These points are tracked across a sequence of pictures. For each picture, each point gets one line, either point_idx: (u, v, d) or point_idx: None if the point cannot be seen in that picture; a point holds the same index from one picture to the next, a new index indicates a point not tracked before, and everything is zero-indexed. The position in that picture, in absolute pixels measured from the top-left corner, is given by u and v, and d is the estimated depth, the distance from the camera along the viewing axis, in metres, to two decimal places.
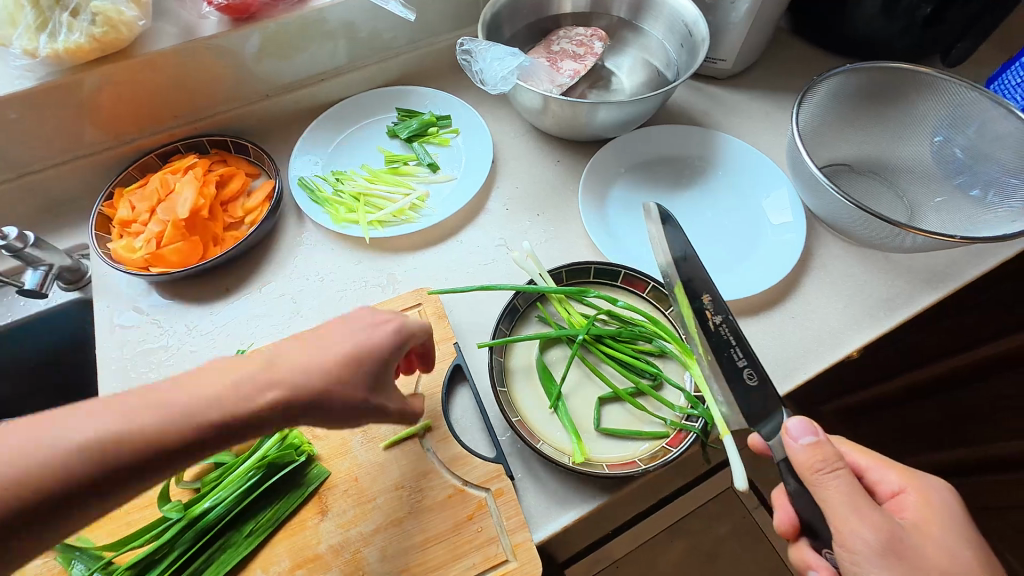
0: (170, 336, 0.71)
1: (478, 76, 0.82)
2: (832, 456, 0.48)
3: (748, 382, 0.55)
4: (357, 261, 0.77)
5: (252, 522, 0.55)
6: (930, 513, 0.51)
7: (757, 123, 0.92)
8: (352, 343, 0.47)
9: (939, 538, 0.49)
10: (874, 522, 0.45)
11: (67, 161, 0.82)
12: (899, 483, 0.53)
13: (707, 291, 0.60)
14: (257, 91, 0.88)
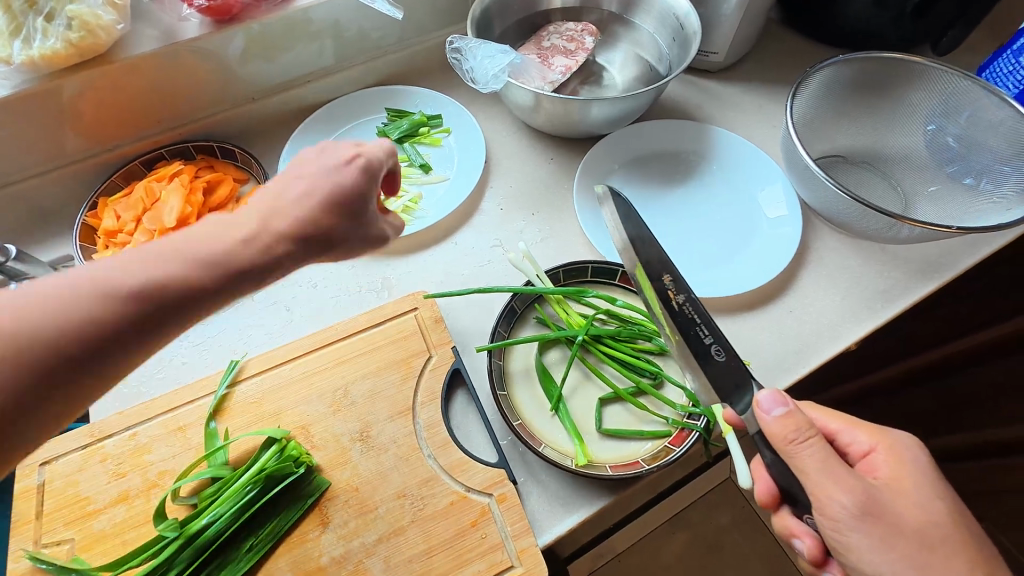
0: (161, 348, 0.70)
1: (469, 74, 0.80)
2: (804, 424, 0.48)
3: (716, 358, 0.54)
4: (351, 265, 0.75)
5: (253, 537, 0.54)
6: (901, 469, 0.51)
7: (751, 115, 0.91)
8: (327, 191, 0.48)
9: (913, 494, 0.50)
10: (848, 485, 0.46)
11: (49, 171, 0.80)
12: (869, 443, 0.53)
13: (666, 270, 0.58)
14: (243, 93, 0.86)
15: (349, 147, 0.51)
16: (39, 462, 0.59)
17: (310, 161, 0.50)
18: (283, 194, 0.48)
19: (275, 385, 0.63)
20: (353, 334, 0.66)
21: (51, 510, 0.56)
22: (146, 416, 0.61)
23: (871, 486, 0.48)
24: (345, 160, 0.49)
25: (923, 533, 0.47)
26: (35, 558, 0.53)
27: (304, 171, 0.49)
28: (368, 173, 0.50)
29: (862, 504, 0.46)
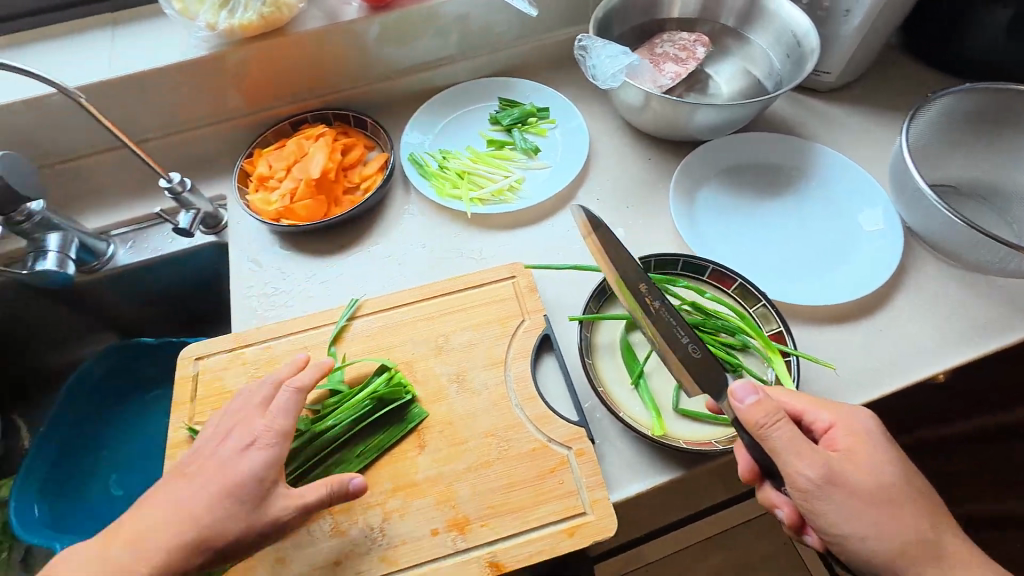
0: (292, 281, 0.81)
1: (590, 70, 0.84)
2: (773, 409, 0.52)
3: (694, 355, 0.60)
4: (457, 232, 0.84)
5: (362, 446, 0.62)
6: (859, 441, 0.54)
7: (856, 136, 0.92)
8: (223, 479, 0.52)
9: (867, 463, 0.52)
10: (812, 460, 0.50)
11: (216, 122, 0.94)
12: (828, 417, 0.56)
13: (642, 279, 0.64)
14: (378, 73, 0.97)
15: (253, 427, 0.56)
16: (196, 356, 0.71)
17: (206, 459, 0.55)
18: (170, 503, 0.52)
19: (387, 325, 0.72)
20: (456, 291, 0.74)
21: (202, 396, 0.68)
22: (282, 334, 0.72)
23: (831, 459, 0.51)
24: (245, 444, 0.54)
25: (882, 498, 0.51)
26: (192, 430, 0.65)
27: (200, 464, 0.54)
28: (269, 448, 0.54)
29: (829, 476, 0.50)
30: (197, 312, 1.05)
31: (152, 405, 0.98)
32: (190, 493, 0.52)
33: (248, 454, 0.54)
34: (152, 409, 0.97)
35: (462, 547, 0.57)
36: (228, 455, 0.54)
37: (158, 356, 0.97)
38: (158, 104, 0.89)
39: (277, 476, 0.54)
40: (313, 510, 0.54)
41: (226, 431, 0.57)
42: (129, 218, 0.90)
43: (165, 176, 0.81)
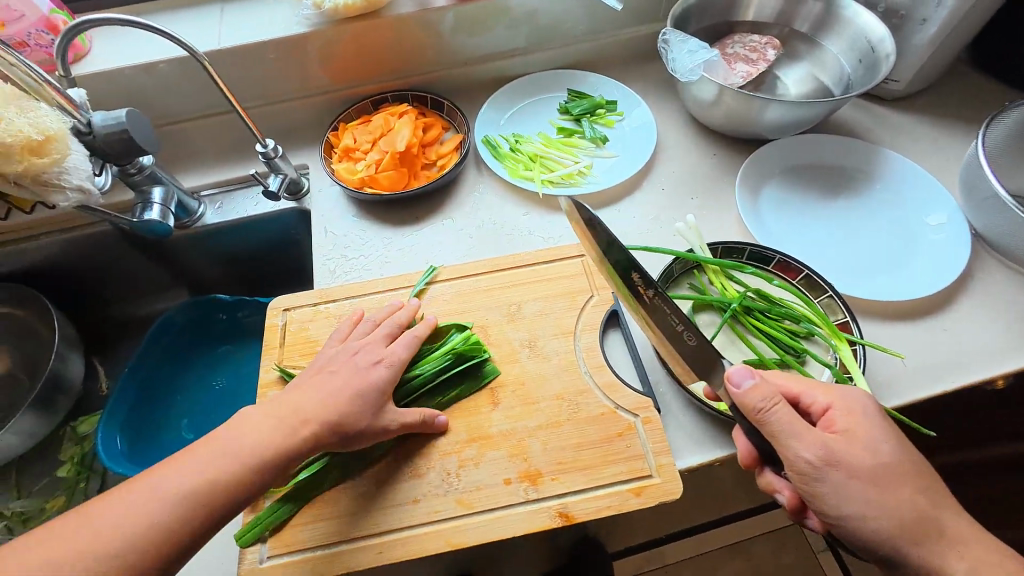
0: (370, 247, 0.86)
1: (669, 64, 0.88)
2: (770, 393, 0.54)
3: (689, 341, 0.63)
4: (527, 212, 0.88)
5: (441, 397, 0.67)
6: (857, 421, 0.55)
7: (923, 144, 0.93)
8: (354, 385, 0.60)
9: (866, 442, 0.53)
10: (811, 442, 0.52)
11: (304, 96, 1.00)
12: (827, 401, 0.57)
13: (635, 268, 0.65)
14: (457, 59, 1.02)
15: (379, 351, 0.65)
16: (284, 307, 0.76)
17: (341, 363, 0.63)
18: (310, 395, 0.59)
19: (464, 291, 0.76)
20: (528, 264, 0.78)
21: (290, 343, 0.73)
22: (365, 293, 0.77)
23: (830, 439, 0.53)
24: (376, 361, 0.63)
25: (882, 477, 0.52)
26: (283, 371, 0.70)
27: (338, 365, 0.62)
28: (392, 368, 0.63)
29: (827, 456, 0.51)
30: (265, 275, 1.11)
31: (234, 356, 1.06)
32: (324, 394, 0.59)
33: (377, 369, 0.63)
34: (234, 360, 1.06)
35: (533, 498, 0.60)
36: (360, 366, 0.62)
37: (233, 312, 1.06)
38: (257, 76, 0.95)
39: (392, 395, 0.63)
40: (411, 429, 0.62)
41: (354, 347, 0.65)
42: (218, 179, 0.98)
43: (261, 141, 0.86)
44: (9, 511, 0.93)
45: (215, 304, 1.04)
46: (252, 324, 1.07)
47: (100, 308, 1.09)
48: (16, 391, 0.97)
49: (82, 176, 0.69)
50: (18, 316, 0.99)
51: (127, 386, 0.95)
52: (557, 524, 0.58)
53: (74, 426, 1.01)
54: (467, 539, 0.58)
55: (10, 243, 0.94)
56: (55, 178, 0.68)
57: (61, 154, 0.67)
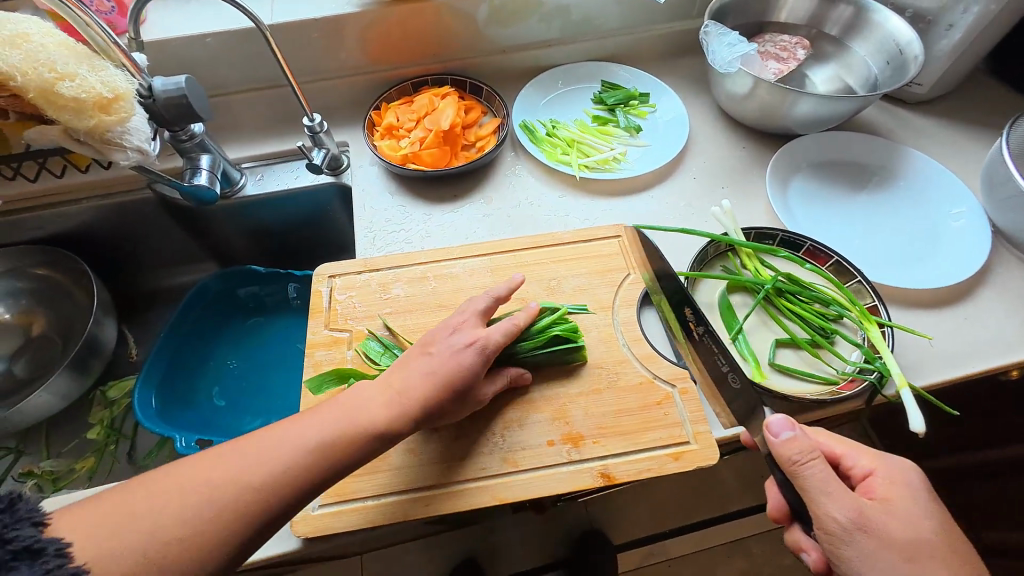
0: (410, 221, 0.88)
1: (708, 56, 0.92)
2: (808, 448, 0.55)
3: (732, 384, 0.66)
4: (562, 194, 0.91)
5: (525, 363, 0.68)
6: (897, 491, 0.56)
7: (944, 146, 0.96)
8: (449, 370, 0.58)
9: (903, 513, 0.55)
10: (846, 503, 0.53)
11: (346, 76, 1.03)
12: (869, 467, 0.59)
13: (688, 304, 0.71)
14: (496, 47, 1.05)
15: (476, 331, 0.62)
16: (330, 274, 0.78)
17: (438, 345, 0.61)
18: (410, 373, 0.58)
19: (505, 264, 0.79)
20: (565, 242, 0.81)
21: (336, 307, 0.75)
22: (409, 263, 0.79)
23: (865, 505, 0.54)
24: (467, 343, 0.60)
25: (916, 551, 0.52)
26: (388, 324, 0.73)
27: (437, 348, 0.60)
28: (483, 355, 0.60)
29: (859, 521, 0.53)
30: (293, 252, 1.12)
31: (263, 328, 1.08)
32: (419, 376, 0.57)
33: (470, 352, 0.60)
34: (263, 333, 1.08)
35: (576, 458, 0.62)
36: (455, 348, 0.60)
37: (256, 289, 1.08)
38: (302, 53, 0.98)
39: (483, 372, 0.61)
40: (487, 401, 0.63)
41: (455, 325, 0.63)
42: (259, 152, 1.00)
43: (308, 114, 0.87)
44: (40, 469, 0.92)
45: (249, 275, 1.06)
46: (275, 302, 1.09)
47: (132, 276, 1.11)
48: (48, 353, 0.98)
49: (142, 138, 0.72)
50: (54, 279, 1.01)
51: (159, 358, 0.96)
52: (600, 483, 0.61)
53: (105, 391, 1.01)
54: (513, 495, 0.60)
55: (50, 206, 0.96)
56: (117, 138, 0.70)
57: (127, 113, 0.69)
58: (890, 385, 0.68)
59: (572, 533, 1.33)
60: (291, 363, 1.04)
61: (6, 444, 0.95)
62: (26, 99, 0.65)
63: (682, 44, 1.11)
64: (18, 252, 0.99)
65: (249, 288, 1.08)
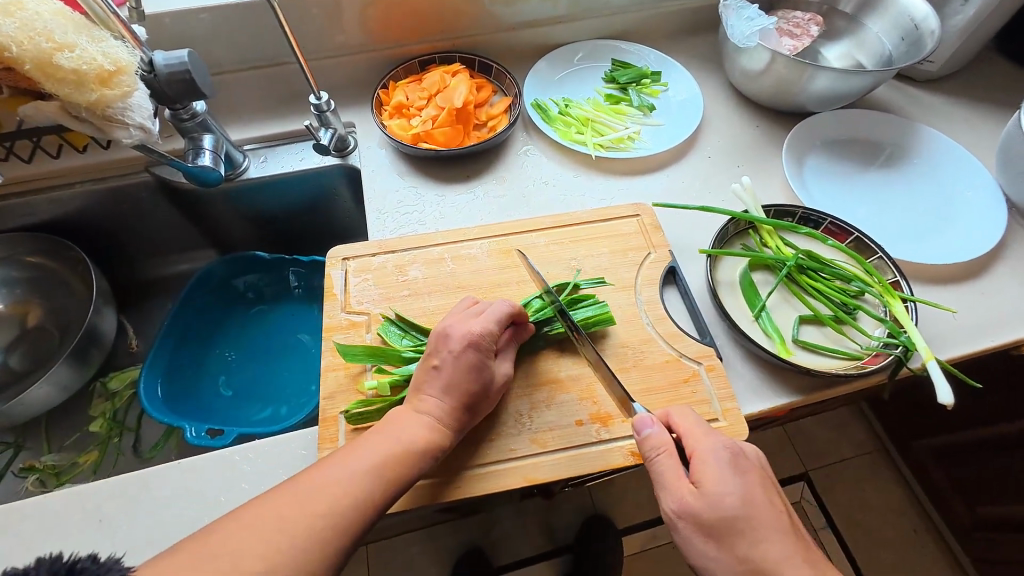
0: (423, 202, 0.86)
1: (726, 31, 0.91)
2: (657, 443, 0.55)
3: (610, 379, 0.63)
4: (578, 174, 0.89)
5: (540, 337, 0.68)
6: (718, 476, 0.51)
7: (956, 123, 0.96)
8: (459, 370, 0.59)
9: (715, 501, 0.50)
10: (669, 494, 0.52)
11: (351, 54, 0.99)
12: (699, 450, 0.54)
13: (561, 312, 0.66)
14: (506, 24, 1.02)
15: (468, 326, 0.61)
16: (343, 257, 0.76)
17: (441, 355, 0.60)
18: (451, 362, 0.59)
19: (524, 245, 0.77)
20: (584, 222, 0.79)
21: (354, 291, 0.73)
22: (425, 245, 0.77)
23: (688, 492, 0.51)
24: (463, 343, 0.60)
25: (730, 535, 0.49)
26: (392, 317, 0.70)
27: (440, 359, 0.59)
28: (479, 351, 0.60)
29: (681, 510, 0.51)
30: (295, 236, 1.09)
31: (264, 319, 1.05)
32: (438, 395, 0.58)
33: (466, 353, 0.59)
34: (265, 324, 1.05)
35: (606, 438, 0.62)
36: (455, 351, 0.59)
37: (254, 278, 1.05)
38: (306, 29, 0.94)
39: (487, 370, 0.60)
40: (509, 385, 0.62)
41: (445, 328, 0.61)
42: (262, 134, 0.97)
43: (315, 92, 0.84)
44: (40, 464, 0.89)
45: (253, 262, 1.03)
46: (273, 292, 1.06)
47: (129, 264, 1.07)
48: (46, 344, 0.95)
49: (145, 116, 0.68)
50: (49, 267, 0.97)
51: (161, 351, 0.93)
52: (631, 462, 0.61)
53: (105, 383, 0.97)
54: (543, 475, 0.59)
55: (41, 190, 0.92)
56: (119, 114, 0.66)
57: (129, 88, 0.65)
58: (915, 359, 0.69)
59: (576, 520, 1.33)
60: (292, 352, 1.01)
61: (4, 439, 0.92)
62: (21, 72, 0.62)
63: (693, 23, 1.09)
64: (11, 239, 0.94)
65: (247, 277, 1.05)
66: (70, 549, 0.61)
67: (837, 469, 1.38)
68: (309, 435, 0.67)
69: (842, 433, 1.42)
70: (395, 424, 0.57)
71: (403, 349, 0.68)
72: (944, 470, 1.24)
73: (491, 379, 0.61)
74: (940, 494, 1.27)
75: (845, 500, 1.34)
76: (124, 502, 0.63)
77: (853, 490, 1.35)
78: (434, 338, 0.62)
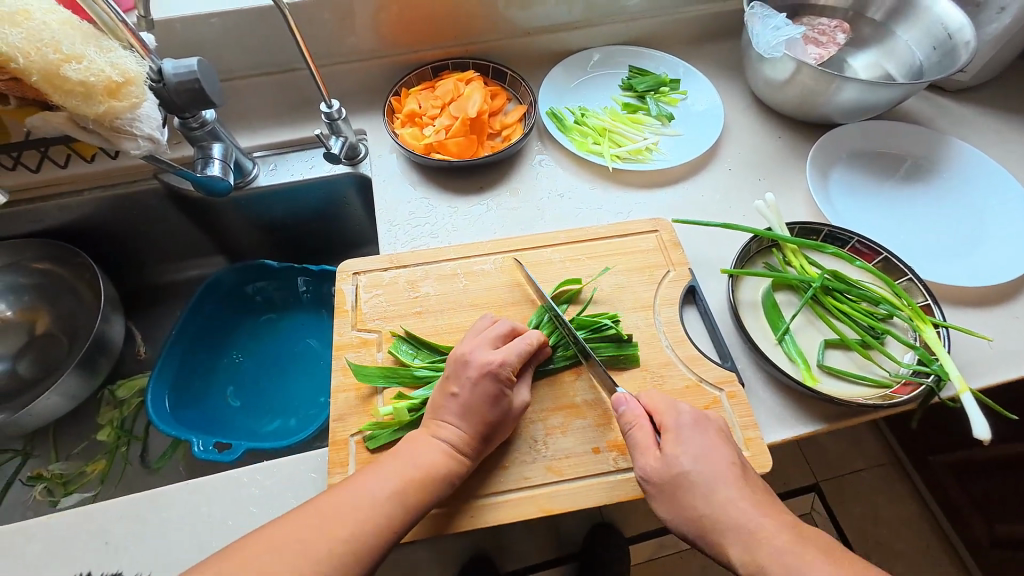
0: (435, 214, 0.84)
1: (750, 39, 0.88)
2: (631, 416, 0.57)
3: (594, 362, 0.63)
4: (594, 186, 0.87)
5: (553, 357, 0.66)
6: (680, 443, 0.54)
7: (988, 136, 0.93)
8: (477, 400, 0.57)
9: (677, 463, 0.53)
10: (640, 459, 0.55)
11: (362, 60, 0.97)
12: (666, 421, 0.56)
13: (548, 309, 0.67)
14: (521, 29, 1.00)
15: (487, 354, 0.59)
16: (353, 272, 0.74)
17: (460, 382, 0.58)
18: (471, 391, 0.57)
19: (539, 261, 0.75)
20: (601, 237, 0.77)
21: (364, 308, 0.72)
22: (437, 259, 0.75)
23: (652, 458, 0.54)
24: (480, 371, 0.58)
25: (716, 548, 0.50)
26: (405, 333, 0.68)
27: (459, 386, 0.58)
28: (498, 381, 0.58)
29: (647, 474, 0.54)
30: (303, 243, 1.07)
31: (273, 327, 1.04)
32: (453, 422, 0.56)
33: (484, 382, 0.57)
34: (273, 332, 1.03)
35: (624, 467, 0.60)
36: (472, 379, 0.58)
37: (265, 284, 1.04)
38: (317, 35, 0.92)
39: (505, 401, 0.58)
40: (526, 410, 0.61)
41: (464, 354, 0.59)
42: (272, 141, 0.95)
43: (327, 100, 0.82)
44: (49, 472, 0.89)
45: (262, 269, 1.02)
46: (283, 298, 1.05)
47: (137, 270, 1.06)
48: (53, 352, 0.94)
49: (153, 126, 0.68)
50: (56, 274, 0.96)
51: (169, 359, 0.92)
52: None
53: (112, 391, 0.97)
54: (558, 505, 0.58)
55: (49, 197, 0.91)
56: (127, 125, 0.65)
57: (138, 99, 0.64)
58: (948, 388, 0.66)
59: (583, 528, 1.31)
60: (299, 362, 1.00)
61: (13, 446, 0.91)
62: (28, 83, 0.60)
63: (713, 28, 1.06)
64: (18, 245, 0.93)
65: (257, 283, 1.03)
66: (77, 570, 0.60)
67: (849, 481, 1.34)
68: (319, 456, 0.65)
69: (852, 443, 1.39)
70: (410, 447, 0.55)
71: (416, 367, 0.66)
72: (963, 486, 1.21)
73: (509, 410, 0.58)
74: (957, 512, 1.23)
75: (859, 515, 1.30)
76: (131, 523, 0.62)
77: (863, 503, 1.31)
78: (452, 361, 0.60)
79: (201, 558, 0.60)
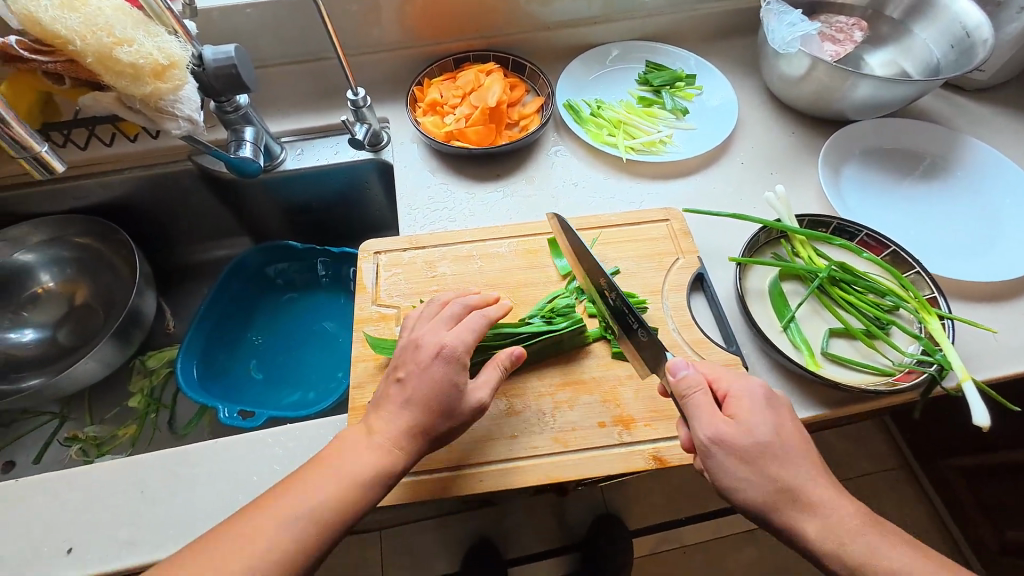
0: (452, 199, 0.87)
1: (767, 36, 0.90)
2: (697, 382, 0.56)
3: (640, 335, 0.63)
4: (608, 176, 0.89)
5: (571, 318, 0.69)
6: (750, 407, 0.54)
7: (1005, 136, 0.93)
8: (422, 387, 0.57)
9: (751, 426, 0.53)
10: (710, 421, 0.54)
11: (387, 51, 1.01)
12: (730, 388, 0.56)
13: (601, 274, 0.65)
14: (542, 23, 1.03)
15: (441, 336, 0.60)
16: (374, 251, 0.78)
17: (406, 367, 0.58)
18: (420, 375, 0.57)
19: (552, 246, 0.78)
20: (613, 224, 0.80)
21: (383, 284, 0.75)
22: (454, 242, 0.78)
23: (722, 420, 0.53)
24: (432, 354, 0.58)
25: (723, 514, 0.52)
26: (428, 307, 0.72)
27: (404, 371, 0.58)
28: (449, 363, 0.58)
29: (717, 437, 0.53)
30: (325, 227, 1.12)
31: (294, 306, 1.08)
32: (398, 408, 0.56)
33: (434, 365, 0.57)
34: (294, 310, 1.08)
35: (628, 441, 0.62)
36: (422, 364, 0.58)
37: (286, 266, 1.09)
38: (346, 26, 0.96)
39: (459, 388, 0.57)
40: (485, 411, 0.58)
41: (417, 339, 0.61)
42: (299, 127, 1.00)
43: (353, 88, 0.85)
44: (84, 434, 0.94)
45: (286, 250, 1.06)
46: (304, 280, 1.10)
47: (168, 249, 1.11)
48: (90, 322, 1.00)
49: (193, 107, 0.72)
50: (96, 249, 1.01)
51: (196, 333, 0.97)
52: (652, 465, 0.61)
53: (143, 361, 1.02)
54: (565, 473, 0.60)
55: (93, 176, 0.96)
56: (170, 106, 0.70)
57: (180, 81, 0.69)
58: (950, 377, 0.67)
59: (587, 517, 1.33)
60: (318, 340, 1.04)
61: (51, 409, 0.97)
62: (82, 64, 0.65)
63: (731, 25, 1.08)
64: (61, 221, 0.99)
65: (279, 265, 1.08)
66: (113, 519, 0.64)
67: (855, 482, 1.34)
68: (339, 421, 0.69)
69: (861, 444, 1.38)
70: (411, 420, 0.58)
71: None
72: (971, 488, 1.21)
73: (461, 395, 0.57)
74: (965, 514, 1.23)
75: None
76: (163, 477, 0.66)
77: (869, 503, 1.30)
78: (406, 345, 0.61)
79: (226, 511, 0.64)
